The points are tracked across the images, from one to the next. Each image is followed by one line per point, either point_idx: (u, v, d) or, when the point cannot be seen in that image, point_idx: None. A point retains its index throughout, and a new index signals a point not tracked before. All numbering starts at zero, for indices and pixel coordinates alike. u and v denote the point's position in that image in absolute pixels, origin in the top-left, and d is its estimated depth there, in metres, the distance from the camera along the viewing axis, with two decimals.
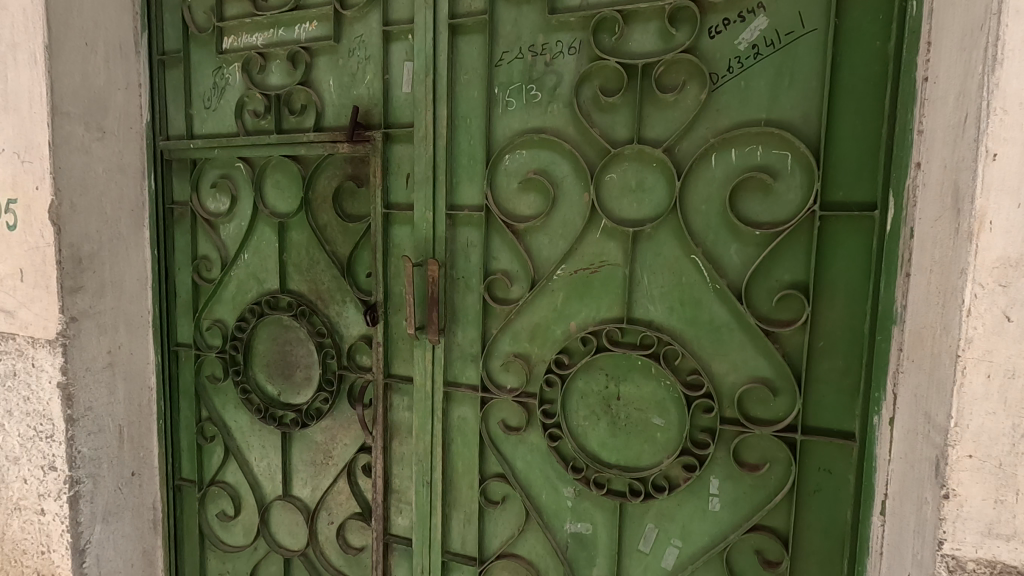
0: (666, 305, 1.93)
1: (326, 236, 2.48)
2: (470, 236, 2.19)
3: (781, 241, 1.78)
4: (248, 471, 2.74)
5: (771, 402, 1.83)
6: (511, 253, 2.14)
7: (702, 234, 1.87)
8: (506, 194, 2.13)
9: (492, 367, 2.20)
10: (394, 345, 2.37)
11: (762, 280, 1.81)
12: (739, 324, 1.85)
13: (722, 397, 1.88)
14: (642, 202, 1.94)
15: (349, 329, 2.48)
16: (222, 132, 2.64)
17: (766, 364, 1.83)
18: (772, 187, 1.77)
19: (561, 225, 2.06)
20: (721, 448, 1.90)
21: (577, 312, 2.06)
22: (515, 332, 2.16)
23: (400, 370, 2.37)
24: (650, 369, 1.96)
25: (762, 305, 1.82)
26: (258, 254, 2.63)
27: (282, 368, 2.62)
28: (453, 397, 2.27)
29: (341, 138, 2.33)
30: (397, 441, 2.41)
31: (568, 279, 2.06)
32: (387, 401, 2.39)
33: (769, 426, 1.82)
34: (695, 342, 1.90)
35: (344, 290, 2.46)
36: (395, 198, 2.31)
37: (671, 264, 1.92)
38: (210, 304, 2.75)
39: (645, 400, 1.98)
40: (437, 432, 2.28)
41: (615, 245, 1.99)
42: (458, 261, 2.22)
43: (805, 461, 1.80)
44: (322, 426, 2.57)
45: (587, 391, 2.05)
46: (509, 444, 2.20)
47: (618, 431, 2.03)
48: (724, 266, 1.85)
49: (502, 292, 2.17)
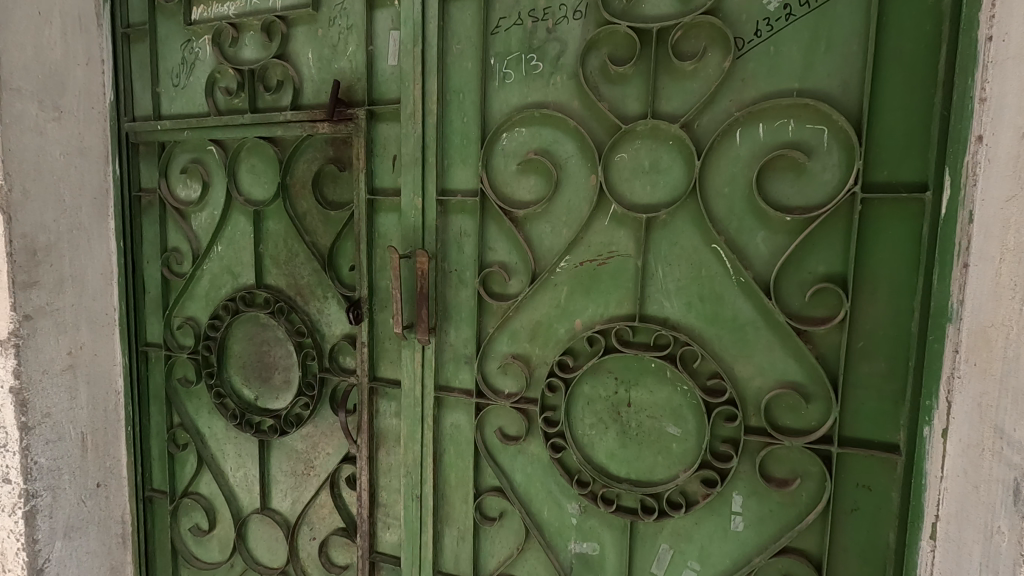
0: (682, 301, 1.72)
1: (305, 225, 2.26)
2: (464, 225, 1.97)
3: (815, 228, 1.57)
4: (223, 482, 2.52)
5: (802, 410, 1.62)
6: (509, 243, 1.92)
7: (724, 220, 1.66)
8: (503, 178, 1.91)
9: (488, 370, 1.99)
10: (381, 345, 2.15)
11: (793, 273, 1.60)
12: (766, 323, 1.64)
13: (747, 404, 1.68)
14: (657, 185, 1.72)
15: (331, 328, 2.26)
16: (192, 112, 2.41)
17: (797, 367, 1.62)
18: (806, 167, 1.56)
19: (564, 211, 1.84)
20: (745, 461, 1.69)
21: (583, 309, 1.85)
22: (513, 330, 1.95)
23: (387, 373, 2.16)
24: (664, 372, 1.76)
25: (792, 301, 1.61)
26: (232, 246, 2.41)
27: (259, 371, 2.40)
28: (445, 403, 2.06)
29: (320, 117, 2.11)
30: (383, 450, 2.19)
31: (573, 272, 1.85)
32: (373, 407, 2.18)
33: (800, 437, 1.62)
34: (716, 342, 1.70)
35: (326, 285, 2.24)
36: (381, 183, 2.09)
37: (689, 255, 1.71)
38: (180, 301, 2.53)
39: (659, 407, 1.77)
40: (427, 441, 2.06)
41: (625, 233, 1.77)
42: (450, 252, 2.00)
43: (842, 476, 1.60)
44: (302, 434, 2.35)
45: (593, 397, 1.85)
46: (507, 454, 1.99)
47: (629, 441, 1.82)
48: (749, 257, 1.64)
49: (499, 287, 1.96)
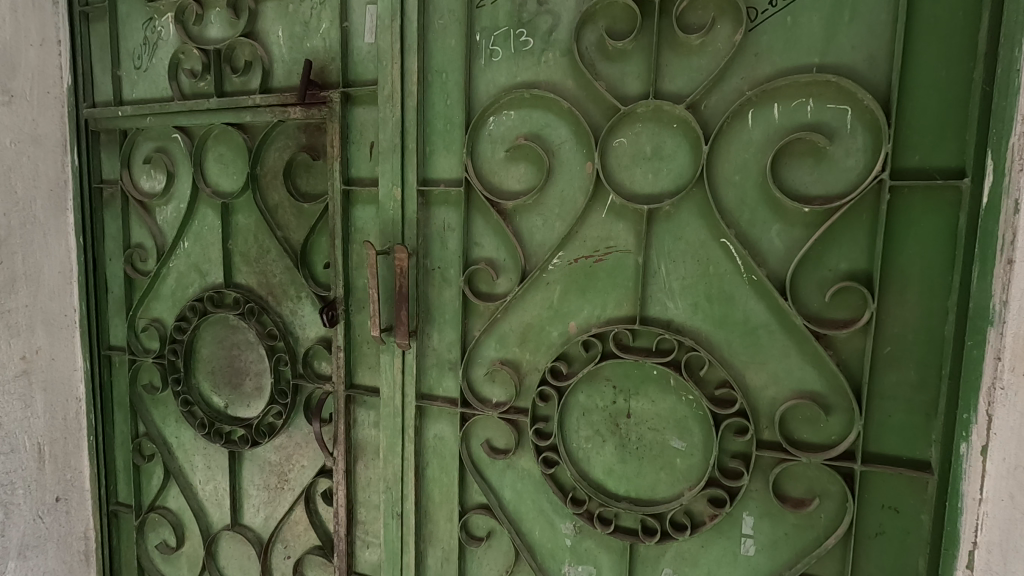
0: (688, 301, 1.56)
1: (277, 219, 2.08)
2: (448, 218, 1.80)
3: (837, 220, 1.40)
4: (192, 496, 2.35)
5: (821, 423, 1.46)
6: (497, 238, 1.75)
7: (735, 212, 1.49)
8: (490, 166, 1.74)
9: (474, 376, 1.82)
10: (358, 349, 1.98)
11: (812, 270, 1.44)
12: (781, 325, 1.47)
13: (759, 415, 1.51)
14: (659, 173, 1.55)
15: (305, 331, 2.09)
16: (155, 96, 2.22)
17: (816, 376, 1.46)
18: (827, 151, 1.40)
19: (557, 203, 1.67)
20: (758, 480, 1.53)
21: (577, 311, 1.68)
22: (502, 334, 1.78)
23: (365, 380, 1.98)
24: (667, 380, 1.59)
25: (811, 302, 1.44)
26: (199, 242, 2.22)
27: (229, 377, 2.23)
28: (428, 412, 1.89)
29: (292, 101, 1.93)
30: (361, 464, 2.02)
31: (567, 270, 1.68)
32: (350, 417, 2.00)
33: (818, 452, 1.45)
34: (725, 347, 1.53)
35: (299, 284, 2.07)
36: (358, 172, 1.91)
37: (695, 250, 1.54)
38: (145, 301, 2.35)
39: (662, 419, 1.61)
40: (408, 454, 1.89)
41: (624, 227, 1.60)
42: (433, 249, 1.83)
43: (865, 497, 1.43)
44: (275, 445, 2.18)
45: (590, 408, 1.68)
46: (496, 469, 1.82)
47: (628, 456, 1.66)
48: (763, 253, 1.47)
49: (486, 286, 1.79)
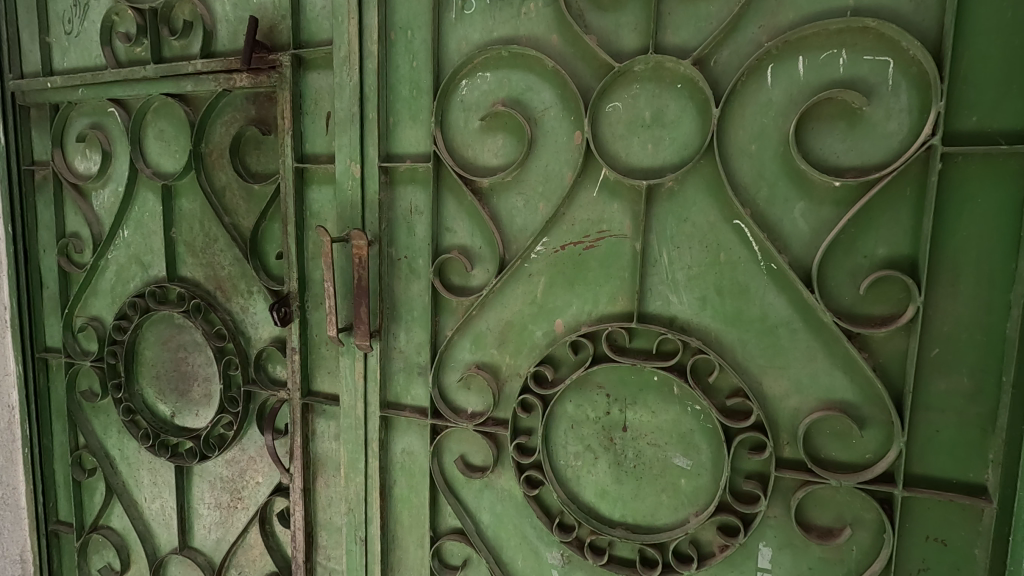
0: (694, 295, 1.32)
1: (225, 204, 1.83)
2: (415, 199, 1.56)
3: (875, 196, 1.17)
4: (137, 516, 2.10)
5: (854, 440, 1.23)
6: (471, 222, 1.51)
7: (751, 188, 1.25)
8: (462, 138, 1.49)
9: (446, 383, 1.58)
10: (316, 351, 1.74)
11: (844, 257, 1.20)
12: (806, 324, 1.24)
13: (779, 430, 1.28)
14: (661, 142, 1.31)
15: (258, 331, 1.84)
16: (88, 65, 1.96)
17: (847, 383, 1.22)
18: (863, 114, 1.16)
19: (540, 180, 1.43)
20: (777, 506, 1.29)
21: (565, 307, 1.44)
22: (478, 333, 1.54)
23: (325, 387, 1.74)
24: (670, 388, 1.35)
25: (843, 295, 1.21)
26: (140, 230, 1.97)
27: (175, 382, 1.98)
28: (395, 424, 1.65)
29: (236, 66, 1.67)
30: (321, 482, 1.77)
31: (552, 259, 1.43)
32: (308, 428, 1.76)
33: (850, 475, 1.22)
34: (739, 349, 1.30)
35: (250, 277, 1.81)
36: (313, 148, 1.66)
37: (703, 235, 1.30)
38: (82, 298, 2.09)
39: (663, 433, 1.37)
40: (373, 472, 1.66)
41: (619, 207, 1.36)
42: (398, 236, 1.59)
43: (907, 527, 1.20)
44: (226, 459, 1.94)
45: (579, 419, 1.44)
46: (472, 489, 1.59)
47: (624, 476, 1.42)
48: (784, 236, 1.24)
49: (459, 279, 1.54)
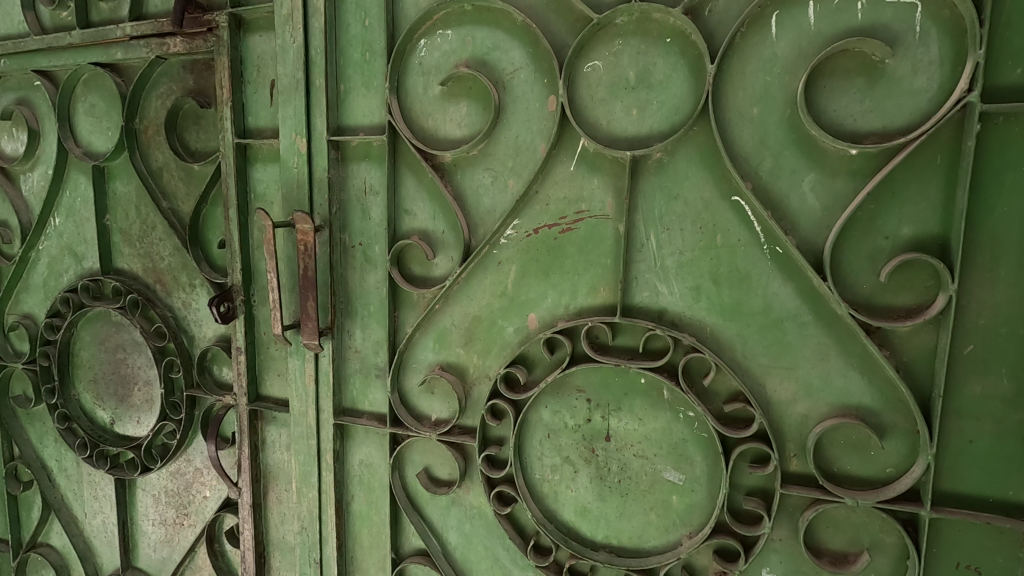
0: (686, 285, 1.14)
1: (162, 187, 1.63)
2: (370, 178, 1.37)
3: (899, 166, 0.99)
4: (78, 533, 1.91)
5: (872, 452, 1.05)
6: (432, 204, 1.32)
7: (752, 159, 1.07)
8: (421, 106, 1.30)
9: (407, 386, 1.40)
10: (265, 351, 1.55)
11: (863, 238, 1.02)
12: (817, 317, 1.06)
13: (785, 439, 1.10)
14: (647, 107, 1.13)
15: (202, 330, 1.64)
16: (10, 32, 1.75)
17: (865, 386, 1.05)
18: (885, 68, 0.98)
19: (510, 153, 1.24)
20: (782, 527, 1.12)
21: (538, 299, 1.25)
22: (442, 330, 1.35)
23: (275, 391, 1.56)
24: (659, 391, 1.18)
25: (861, 283, 1.03)
26: (72, 218, 1.77)
27: (114, 386, 1.78)
28: (351, 432, 1.47)
29: (168, 28, 1.47)
30: (272, 497, 1.59)
31: (524, 244, 1.25)
32: (258, 438, 1.58)
33: (869, 492, 1.05)
34: (738, 347, 1.12)
35: (191, 268, 1.62)
36: (256, 121, 1.47)
37: (696, 214, 1.12)
38: (13, 293, 1.89)
39: (652, 444, 1.20)
40: (327, 486, 1.47)
41: (600, 183, 1.18)
42: (351, 221, 1.40)
43: (934, 553, 1.03)
44: (171, 471, 1.75)
45: (556, 428, 1.26)
46: (437, 505, 1.41)
47: (608, 492, 1.24)
48: (792, 215, 1.06)
49: (420, 268, 1.35)
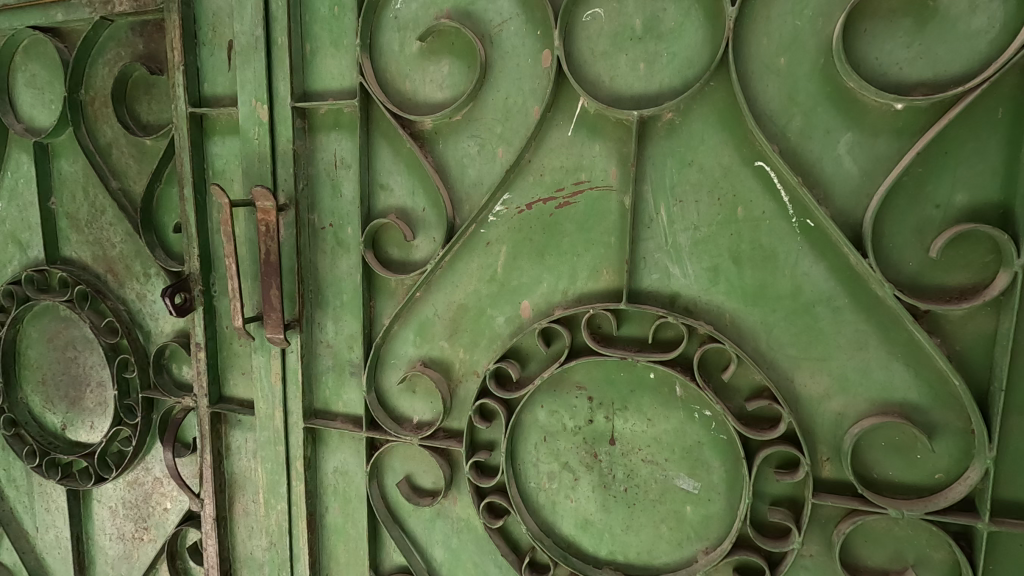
0: (702, 266, 0.99)
1: (112, 165, 1.46)
2: (340, 150, 1.21)
3: (953, 122, 0.85)
4: (30, 548, 1.74)
5: (918, 455, 0.91)
6: (411, 177, 1.16)
7: (779, 117, 0.92)
8: (397, 67, 1.14)
9: (386, 385, 1.24)
10: (228, 348, 1.39)
11: (910, 208, 0.88)
12: (854, 300, 0.92)
13: (815, 441, 0.97)
14: (656, 60, 0.97)
15: (158, 325, 1.48)
16: None
17: (910, 378, 0.91)
18: (937, 7, 0.83)
19: (498, 117, 1.08)
20: (812, 541, 0.99)
21: (532, 284, 1.10)
22: (423, 321, 1.20)
23: (240, 391, 1.40)
24: (670, 388, 1.03)
25: (906, 261, 0.89)
26: (14, 202, 1.59)
27: (65, 388, 1.61)
28: (324, 437, 1.31)
29: None
30: (238, 509, 1.43)
31: (515, 221, 1.09)
32: (221, 443, 1.42)
33: (915, 501, 0.91)
34: (763, 335, 0.97)
35: (145, 256, 1.45)
36: (213, 88, 1.30)
37: (713, 183, 0.97)
38: None
39: (663, 447, 1.05)
40: (297, 497, 1.32)
41: (602, 150, 1.03)
42: (321, 199, 1.24)
43: (992, 571, 0.89)
44: (129, 481, 1.59)
45: (554, 430, 1.12)
46: (421, 517, 1.26)
47: (613, 503, 1.10)
48: (826, 182, 0.91)
49: (398, 251, 1.20)
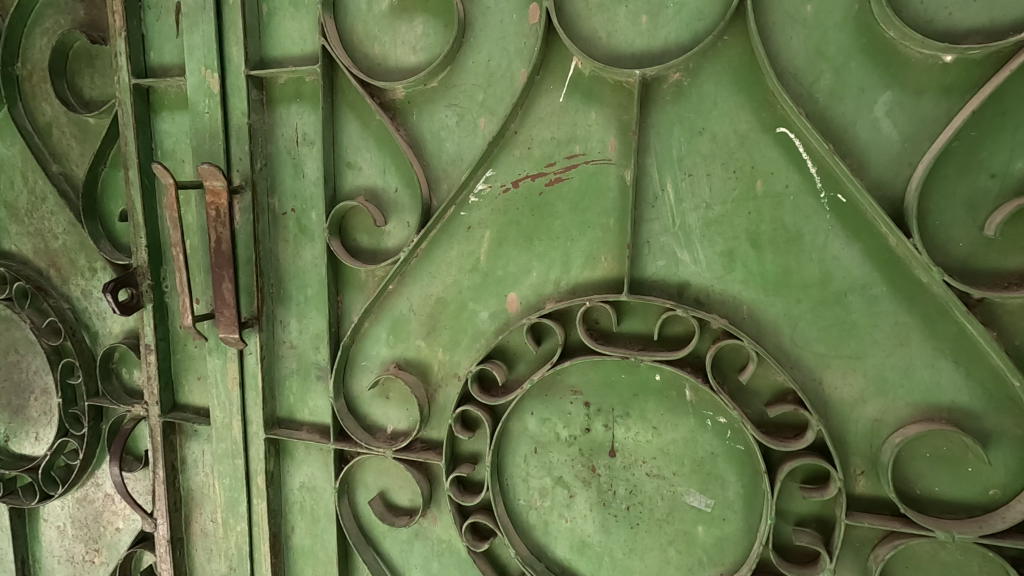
0: (715, 251, 0.86)
1: (52, 147, 1.31)
2: (302, 125, 1.07)
3: (1013, 76, 0.72)
4: None
5: (969, 467, 0.79)
6: (382, 154, 1.02)
7: (806, 75, 0.79)
8: (364, 28, 1.00)
9: (356, 391, 1.10)
10: (182, 349, 1.24)
11: (961, 179, 0.75)
12: (893, 287, 0.79)
13: (847, 451, 0.84)
14: (662, 11, 0.84)
15: (106, 325, 1.33)
16: None
17: (959, 379, 0.78)
18: None
19: (480, 83, 0.95)
20: (843, 565, 0.86)
21: (519, 274, 0.97)
22: (397, 317, 1.05)
23: (195, 398, 1.25)
24: (679, 392, 0.90)
25: (957, 242, 0.76)
26: None
27: (6, 396, 1.45)
28: (289, 449, 1.17)
29: None
30: (195, 529, 1.28)
31: (500, 203, 0.96)
32: (176, 456, 1.27)
33: (966, 522, 0.78)
34: (786, 330, 0.84)
35: (90, 248, 1.30)
36: (160, 58, 1.16)
37: (728, 155, 0.84)
38: None
39: (670, 460, 0.92)
40: (259, 517, 1.17)
41: (598, 118, 0.89)
42: (281, 180, 1.10)
43: None
44: (78, 497, 1.44)
45: (546, 441, 0.98)
46: (397, 538, 1.12)
47: (613, 523, 0.96)
48: (860, 150, 0.78)
49: (368, 238, 1.05)
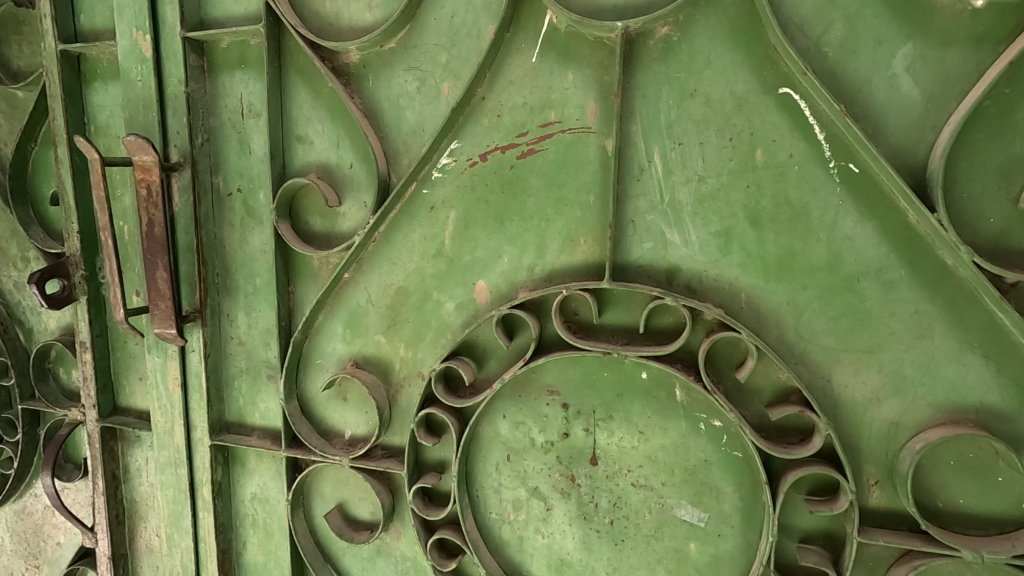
0: (709, 231, 0.75)
1: None
2: (247, 94, 0.95)
3: None
4: None
5: (999, 477, 0.69)
6: (335, 126, 0.91)
7: (813, 25, 0.68)
8: None
9: (311, 392, 0.99)
10: (122, 347, 1.13)
11: (992, 145, 0.65)
12: (913, 270, 0.69)
13: (859, 459, 0.74)
14: None
15: (41, 320, 1.21)
16: None
17: (989, 376, 0.68)
18: None
19: (442, 42, 0.83)
20: None
21: (488, 260, 0.86)
22: (354, 309, 0.94)
23: (137, 401, 1.14)
24: (669, 392, 0.79)
25: (987, 217, 0.66)
26: None
27: None
28: (239, 456, 1.05)
29: None
30: (139, 544, 1.17)
31: (466, 179, 0.84)
32: (118, 465, 1.15)
33: (997, 540, 0.68)
34: (790, 321, 0.74)
35: (21, 237, 1.18)
36: (91, 21, 1.03)
37: (724, 120, 0.73)
38: None
39: (659, 468, 0.81)
40: (206, 532, 1.06)
41: (576, 80, 0.78)
42: (225, 157, 0.98)
43: None
44: (16, 510, 1.32)
45: (520, 448, 0.87)
46: (358, 555, 1.01)
47: (595, 539, 0.86)
48: (876, 112, 0.68)
49: (321, 221, 0.94)
